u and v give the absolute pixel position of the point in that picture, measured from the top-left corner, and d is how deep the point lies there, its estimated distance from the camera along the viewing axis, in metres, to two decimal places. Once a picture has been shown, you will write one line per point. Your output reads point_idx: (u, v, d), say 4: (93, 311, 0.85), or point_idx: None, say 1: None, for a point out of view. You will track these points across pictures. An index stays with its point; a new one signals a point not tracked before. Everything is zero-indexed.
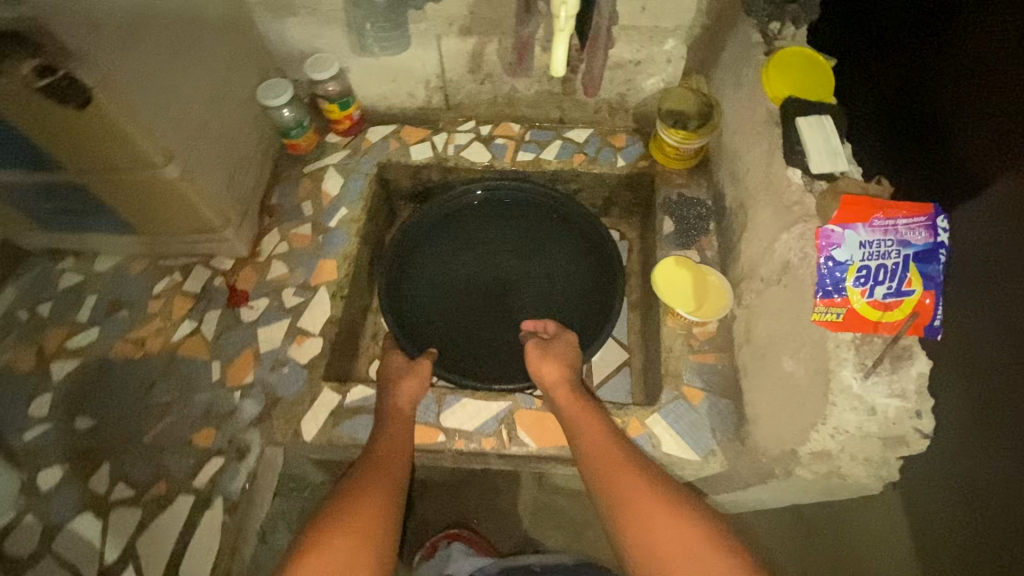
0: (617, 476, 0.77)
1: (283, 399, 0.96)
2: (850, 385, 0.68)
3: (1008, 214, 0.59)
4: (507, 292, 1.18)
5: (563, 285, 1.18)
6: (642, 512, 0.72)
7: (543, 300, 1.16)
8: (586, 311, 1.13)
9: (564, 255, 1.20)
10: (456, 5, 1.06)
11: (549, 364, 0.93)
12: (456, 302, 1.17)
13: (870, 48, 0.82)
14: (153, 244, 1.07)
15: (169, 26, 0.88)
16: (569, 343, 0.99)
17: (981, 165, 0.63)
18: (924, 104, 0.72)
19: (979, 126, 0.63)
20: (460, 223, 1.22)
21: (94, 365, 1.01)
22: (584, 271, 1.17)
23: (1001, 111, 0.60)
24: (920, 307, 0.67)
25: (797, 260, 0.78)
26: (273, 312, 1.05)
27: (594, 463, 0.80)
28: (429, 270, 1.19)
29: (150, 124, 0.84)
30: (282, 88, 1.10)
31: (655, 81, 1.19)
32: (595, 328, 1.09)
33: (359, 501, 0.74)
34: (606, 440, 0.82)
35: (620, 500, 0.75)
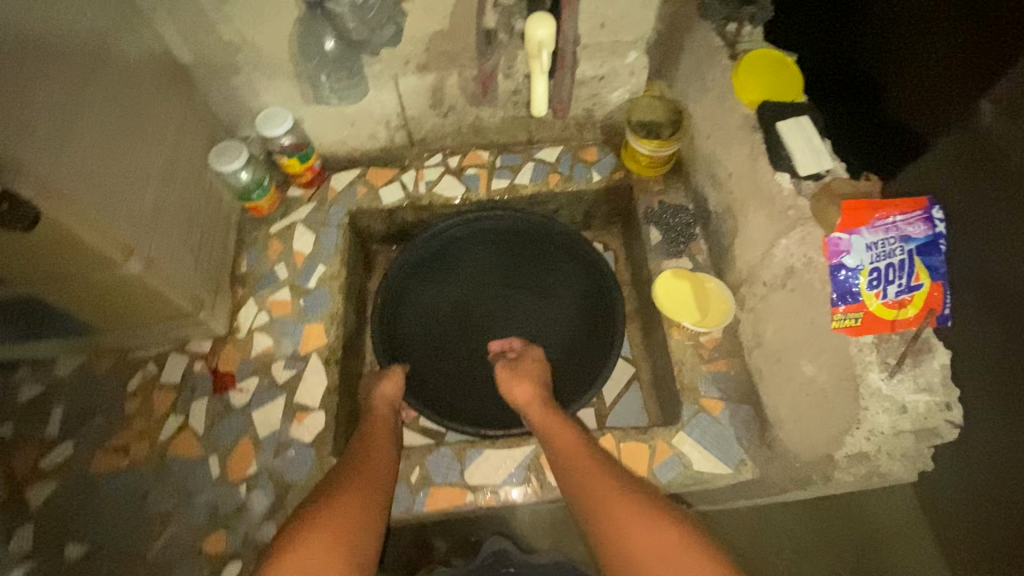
0: (593, 478, 0.77)
1: (294, 485, 0.90)
2: (879, 387, 0.71)
3: (971, 168, 0.68)
4: (504, 323, 1.16)
5: (563, 315, 1.16)
6: (618, 508, 0.73)
7: (545, 326, 1.16)
8: (590, 340, 1.12)
9: (554, 278, 1.19)
10: (411, 43, 1.01)
11: (522, 381, 0.94)
12: (455, 346, 1.14)
13: (826, 37, 0.85)
14: (120, 339, 0.99)
15: (108, 112, 0.81)
16: (537, 360, 1.00)
17: (917, 125, 0.71)
18: (859, 81, 0.80)
19: (917, 85, 0.70)
20: (443, 260, 1.19)
21: (75, 483, 0.92)
22: (581, 291, 1.16)
23: (939, 67, 0.67)
24: (930, 300, 0.70)
25: (801, 265, 0.78)
26: (265, 391, 0.98)
27: (572, 469, 0.81)
28: (421, 314, 1.16)
29: (103, 222, 0.76)
30: (236, 151, 1.03)
31: (620, 93, 1.18)
32: (604, 348, 1.08)
33: (341, 515, 0.72)
34: (583, 445, 0.83)
35: (598, 500, 0.75)
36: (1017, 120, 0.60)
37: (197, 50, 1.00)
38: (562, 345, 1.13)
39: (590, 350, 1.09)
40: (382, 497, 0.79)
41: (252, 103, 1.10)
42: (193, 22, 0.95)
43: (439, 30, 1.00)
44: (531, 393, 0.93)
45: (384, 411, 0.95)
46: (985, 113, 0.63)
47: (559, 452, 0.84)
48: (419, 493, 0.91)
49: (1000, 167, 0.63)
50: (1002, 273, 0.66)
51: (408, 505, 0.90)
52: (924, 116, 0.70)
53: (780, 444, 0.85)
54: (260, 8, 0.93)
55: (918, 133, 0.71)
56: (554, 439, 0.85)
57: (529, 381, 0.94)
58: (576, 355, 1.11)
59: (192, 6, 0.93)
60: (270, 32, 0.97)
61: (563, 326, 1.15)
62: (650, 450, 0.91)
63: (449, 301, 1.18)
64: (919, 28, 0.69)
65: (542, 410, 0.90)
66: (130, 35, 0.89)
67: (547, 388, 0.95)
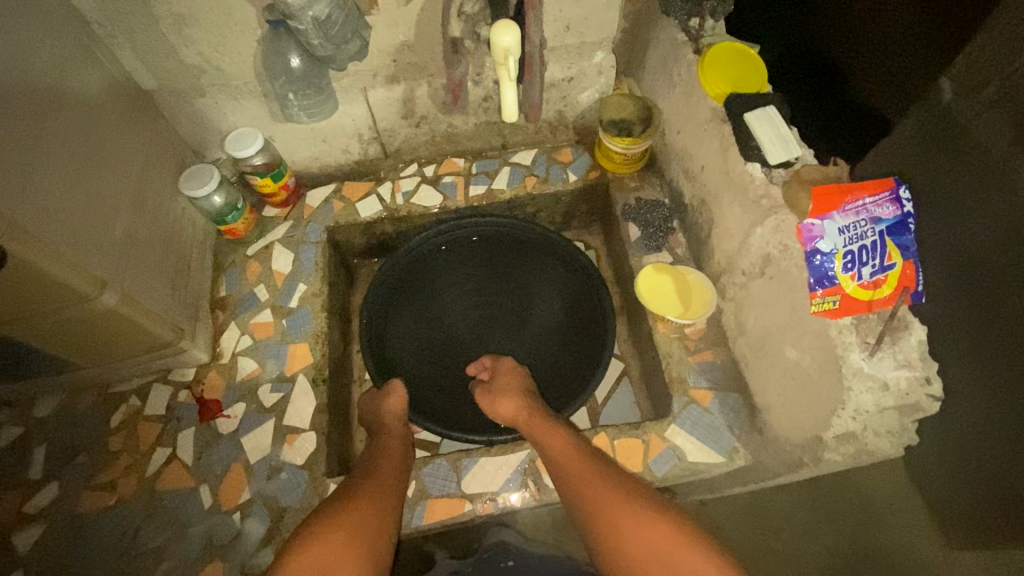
0: (583, 479, 0.79)
1: (289, 509, 0.89)
2: (861, 366, 0.69)
3: (923, 146, 0.70)
4: (493, 329, 1.16)
5: (549, 321, 1.17)
6: (609, 507, 0.74)
7: (535, 330, 1.16)
8: (580, 343, 1.12)
9: (540, 281, 1.19)
10: (378, 56, 1.01)
11: (501, 396, 0.95)
12: (443, 356, 1.14)
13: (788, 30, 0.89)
14: (101, 373, 0.97)
15: (71, 144, 0.79)
16: (510, 371, 1.00)
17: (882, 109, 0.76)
18: (822, 71, 0.84)
19: (880, 71, 0.75)
20: (425, 273, 1.18)
21: (63, 525, 0.90)
22: (568, 294, 1.17)
23: (899, 55, 0.71)
24: (903, 279, 0.70)
25: (777, 253, 0.80)
26: (253, 416, 0.97)
27: (563, 472, 0.82)
28: (409, 326, 1.15)
29: (72, 256, 0.74)
30: (206, 175, 1.01)
31: (590, 93, 1.19)
32: (596, 349, 1.09)
33: (352, 521, 0.74)
34: (573, 445, 0.84)
35: (591, 500, 0.76)
36: (977, 94, 0.63)
37: (159, 74, 0.98)
38: (554, 347, 1.14)
39: (583, 352, 1.10)
40: (392, 507, 0.80)
41: (220, 125, 1.08)
42: (153, 47, 0.93)
43: (405, 41, 0.99)
44: (512, 402, 0.93)
45: (397, 423, 0.95)
46: (947, 90, 0.66)
47: (548, 457, 0.84)
48: (416, 507, 0.90)
49: (962, 143, 0.65)
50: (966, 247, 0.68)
51: (406, 520, 0.89)
52: (897, 101, 0.73)
53: (770, 428, 0.87)
54: (221, 29, 0.92)
55: (884, 116, 0.76)
56: (541, 444, 0.86)
57: (508, 395, 0.94)
58: (564, 358, 1.12)
59: (150, 31, 0.91)
60: (234, 52, 0.96)
61: (551, 330, 1.15)
62: (644, 445, 0.92)
63: (436, 312, 1.17)
64: (880, 20, 0.73)
65: (527, 417, 0.91)
66: (88, 63, 0.87)
67: (531, 394, 0.96)
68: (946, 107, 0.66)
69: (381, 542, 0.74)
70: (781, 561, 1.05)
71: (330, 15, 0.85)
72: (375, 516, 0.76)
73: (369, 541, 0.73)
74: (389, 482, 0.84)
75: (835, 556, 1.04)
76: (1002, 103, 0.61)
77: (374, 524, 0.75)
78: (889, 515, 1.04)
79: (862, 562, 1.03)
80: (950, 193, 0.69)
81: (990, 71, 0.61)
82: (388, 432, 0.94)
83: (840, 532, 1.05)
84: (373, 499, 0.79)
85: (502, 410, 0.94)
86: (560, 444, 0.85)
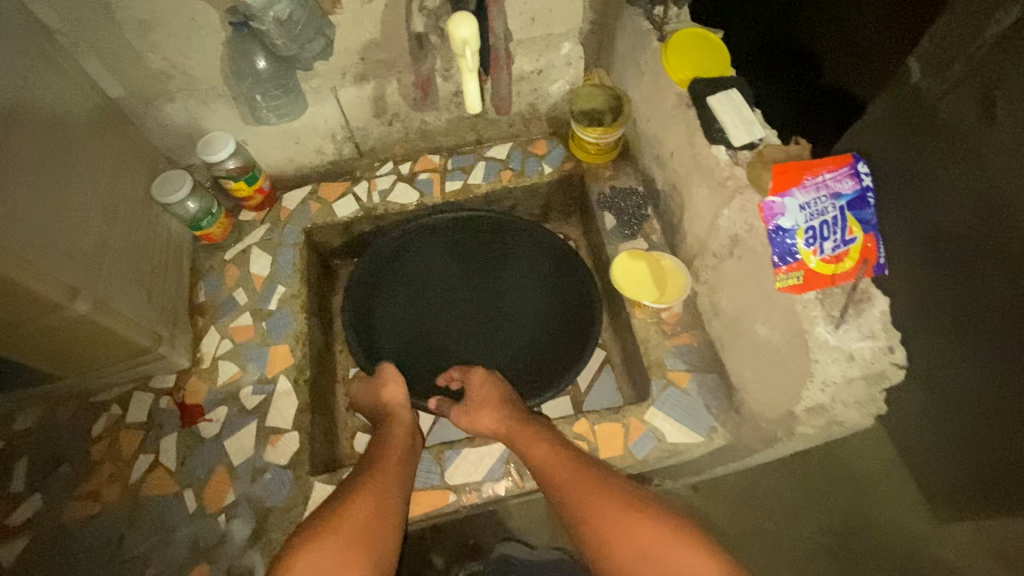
0: (572, 486, 0.80)
1: (274, 508, 0.89)
2: (826, 339, 0.71)
3: (899, 128, 0.75)
4: (476, 318, 1.16)
5: (533, 308, 1.17)
6: (599, 512, 0.76)
7: (520, 317, 1.16)
8: (561, 347, 1.11)
9: (523, 271, 1.19)
10: (345, 55, 1.01)
11: (481, 411, 0.93)
12: (427, 345, 1.14)
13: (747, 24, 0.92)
14: (81, 383, 0.96)
15: (35, 153, 0.78)
16: (487, 383, 0.98)
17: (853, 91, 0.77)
18: (787, 59, 0.86)
19: (849, 53, 0.76)
20: (412, 268, 1.18)
21: (47, 537, 0.89)
22: (551, 280, 1.17)
23: (864, 35, 0.73)
24: (866, 252, 0.72)
25: (744, 233, 0.81)
26: (235, 418, 0.97)
27: (549, 481, 0.82)
28: (392, 317, 1.15)
29: (42, 265, 0.74)
30: (180, 181, 1.01)
31: (560, 85, 1.20)
32: (581, 332, 1.10)
33: (355, 524, 0.75)
34: (560, 452, 0.84)
35: (581, 504, 0.78)
36: (946, 73, 0.68)
37: (125, 81, 0.98)
38: (539, 332, 1.14)
39: (569, 336, 1.11)
40: (400, 501, 0.81)
41: (191, 130, 1.08)
42: (117, 54, 0.93)
43: (372, 39, 1.00)
44: (492, 412, 0.92)
45: (404, 410, 0.95)
46: (915, 70, 0.71)
47: (535, 467, 0.84)
48: None
49: (933, 121, 0.72)
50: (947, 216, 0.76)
51: None
52: (864, 80, 0.76)
53: (747, 406, 0.88)
54: (186, 33, 0.92)
55: (856, 98, 0.78)
56: (525, 454, 0.86)
57: (489, 409, 0.92)
58: (543, 360, 1.11)
59: (113, 38, 0.91)
60: (201, 56, 0.96)
61: (530, 331, 1.14)
62: (624, 428, 0.93)
63: (419, 306, 1.17)
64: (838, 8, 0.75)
65: (508, 429, 0.89)
66: (52, 72, 0.87)
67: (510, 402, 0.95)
68: (915, 86, 0.72)
69: (385, 543, 0.76)
70: (772, 539, 1.21)
71: (292, 14, 0.85)
72: (378, 514, 0.77)
73: (374, 541, 0.75)
74: (393, 476, 0.83)
75: (824, 532, 1.20)
76: (970, 80, 0.66)
77: (375, 524, 0.76)
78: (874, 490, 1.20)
79: (849, 537, 1.19)
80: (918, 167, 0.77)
81: (962, 43, 0.64)
82: (395, 420, 0.93)
83: (829, 511, 1.21)
84: (377, 497, 0.79)
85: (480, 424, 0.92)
86: (547, 452, 0.84)
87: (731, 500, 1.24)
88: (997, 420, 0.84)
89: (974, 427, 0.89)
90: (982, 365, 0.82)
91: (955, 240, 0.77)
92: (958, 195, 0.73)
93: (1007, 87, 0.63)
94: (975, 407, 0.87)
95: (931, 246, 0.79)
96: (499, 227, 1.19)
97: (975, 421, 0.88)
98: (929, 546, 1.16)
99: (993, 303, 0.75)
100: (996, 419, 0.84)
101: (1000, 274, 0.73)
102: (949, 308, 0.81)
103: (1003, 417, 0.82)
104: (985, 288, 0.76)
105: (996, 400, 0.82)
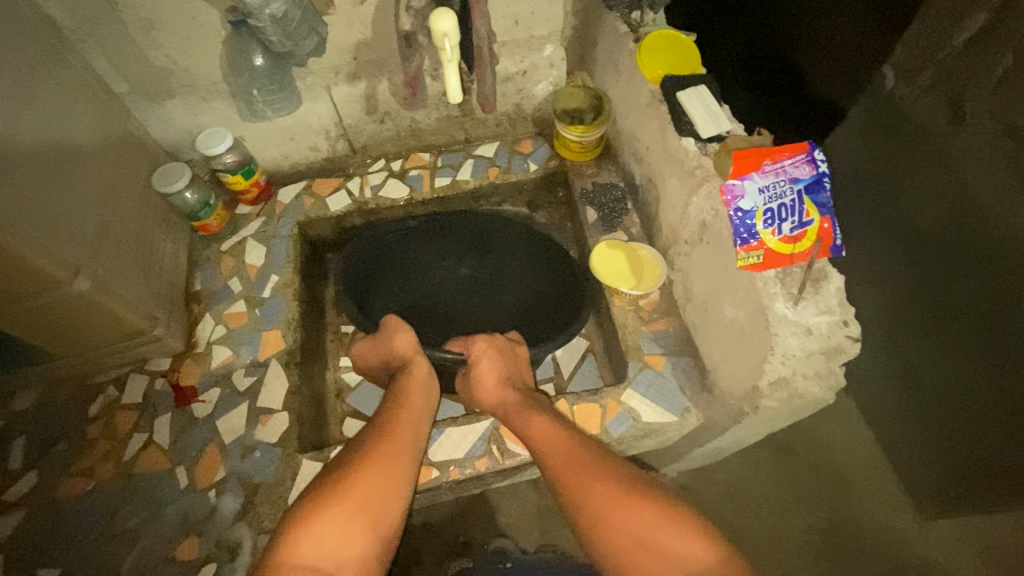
0: (566, 468, 0.82)
1: (262, 484, 0.93)
2: (785, 313, 0.75)
3: (872, 134, 0.85)
4: (467, 295, 1.22)
5: (517, 287, 1.22)
6: (593, 496, 0.78)
7: (507, 296, 1.22)
8: (547, 319, 1.15)
9: (507, 256, 1.22)
10: (338, 53, 1.08)
11: (487, 383, 0.96)
12: (422, 318, 1.20)
13: (714, 33, 1.00)
14: (79, 364, 1.00)
15: (41, 139, 0.83)
16: (496, 354, 0.99)
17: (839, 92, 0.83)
18: (757, 65, 0.93)
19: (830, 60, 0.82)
20: (403, 255, 1.20)
21: (42, 511, 0.92)
22: (533, 263, 1.20)
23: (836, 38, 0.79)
24: (822, 232, 0.76)
25: (710, 218, 0.86)
26: (227, 400, 1.00)
27: (543, 458, 0.85)
28: (391, 293, 1.20)
29: (47, 242, 0.79)
30: (179, 172, 1.06)
31: (544, 86, 1.26)
32: (565, 307, 1.13)
33: (364, 493, 0.77)
34: (558, 432, 0.87)
35: (574, 488, 0.80)
36: (917, 80, 0.76)
37: (129, 77, 1.04)
38: (526, 307, 1.20)
39: (554, 312, 1.14)
40: (410, 466, 0.83)
41: (191, 126, 1.14)
42: (122, 50, 0.99)
43: (362, 39, 1.06)
44: (494, 384, 0.95)
45: (421, 361, 0.98)
46: (890, 78, 0.79)
47: (538, 445, 0.86)
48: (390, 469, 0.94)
49: (910, 126, 0.80)
50: (924, 216, 0.83)
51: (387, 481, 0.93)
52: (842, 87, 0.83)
53: (718, 386, 0.92)
54: (188, 31, 0.98)
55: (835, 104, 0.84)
56: (523, 430, 0.89)
57: (496, 382, 0.95)
58: (535, 331, 1.15)
59: (118, 35, 0.97)
60: (202, 54, 1.02)
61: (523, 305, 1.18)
62: (601, 408, 0.96)
63: (416, 284, 1.22)
64: (807, 21, 0.82)
65: (516, 406, 0.93)
66: (60, 65, 0.92)
67: (513, 375, 0.98)
68: (891, 92, 0.80)
69: (392, 512, 0.78)
70: (760, 534, 1.23)
71: (288, 13, 0.91)
72: (386, 478, 0.80)
73: (381, 510, 0.78)
74: (403, 441, 0.85)
75: (812, 530, 1.22)
76: (940, 84, 0.74)
77: (382, 492, 0.79)
78: (861, 489, 1.23)
79: (835, 535, 1.21)
80: (898, 156, 0.84)
81: (934, 57, 0.72)
82: (412, 372, 0.96)
83: (815, 509, 1.24)
84: (387, 461, 0.82)
85: (482, 394, 0.96)
86: (553, 433, 0.86)
87: (719, 496, 1.28)
88: (969, 407, 0.87)
89: (952, 417, 0.91)
90: (953, 354, 0.86)
91: (926, 229, 0.83)
92: (936, 201, 0.80)
93: (973, 97, 0.71)
94: (950, 396, 0.90)
95: (905, 240, 0.87)
96: (489, 225, 1.19)
97: (952, 411, 0.91)
98: (915, 544, 1.17)
99: (962, 292, 0.80)
100: (971, 411, 0.87)
101: (984, 271, 0.76)
102: (927, 298, 0.87)
103: (975, 407, 0.85)
104: (955, 278, 0.81)
105: (966, 385, 0.85)
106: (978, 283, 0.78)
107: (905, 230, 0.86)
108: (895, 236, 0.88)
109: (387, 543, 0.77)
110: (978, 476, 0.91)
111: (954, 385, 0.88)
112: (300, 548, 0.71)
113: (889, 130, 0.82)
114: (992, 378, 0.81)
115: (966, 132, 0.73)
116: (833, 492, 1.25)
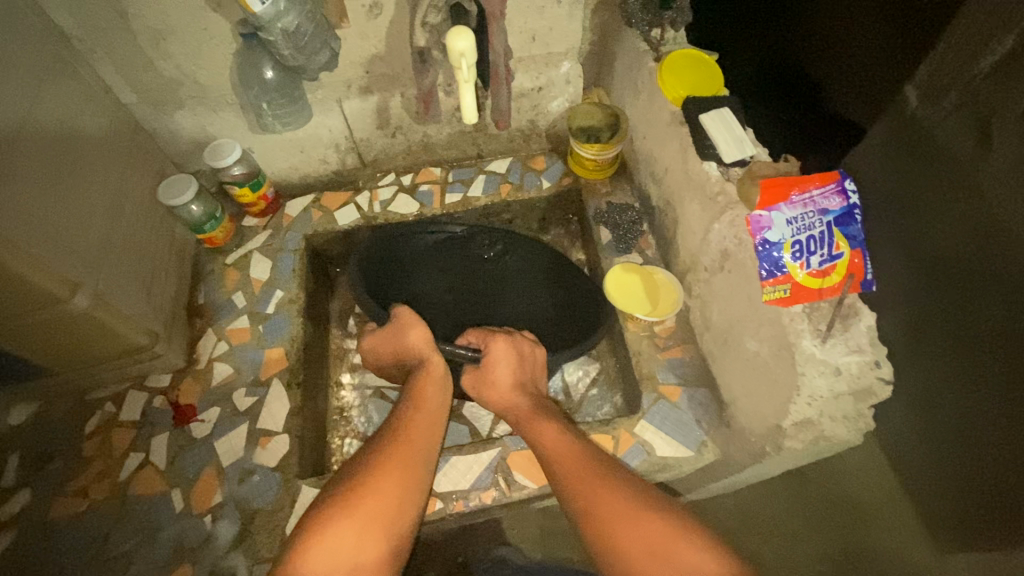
0: (578, 479, 0.77)
1: (261, 510, 0.89)
2: (813, 352, 0.72)
3: (881, 148, 0.79)
4: (490, 295, 1.15)
5: (534, 291, 1.14)
6: (605, 509, 0.73)
7: (527, 295, 1.14)
8: (568, 323, 1.09)
9: (519, 270, 1.15)
10: (351, 67, 1.06)
11: (496, 386, 0.90)
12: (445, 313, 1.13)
13: (733, 44, 0.96)
14: (77, 380, 0.98)
15: (46, 153, 0.81)
16: (510, 356, 0.91)
17: (855, 114, 0.78)
18: (778, 80, 0.88)
19: (850, 75, 0.76)
20: (413, 260, 1.13)
21: (33, 532, 0.90)
22: (545, 275, 1.13)
23: (861, 50, 0.73)
24: (852, 268, 0.72)
25: (734, 247, 0.82)
26: (227, 420, 0.97)
27: (554, 467, 0.80)
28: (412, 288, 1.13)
29: (47, 259, 0.77)
30: (185, 184, 1.03)
31: (559, 102, 1.23)
32: (583, 311, 1.06)
33: (376, 501, 0.73)
34: (569, 441, 0.82)
35: (585, 501, 0.75)
36: (940, 101, 0.69)
37: (137, 87, 1.02)
38: (548, 308, 1.12)
39: (573, 317, 1.08)
40: (424, 471, 0.80)
41: (199, 137, 1.12)
42: (131, 60, 0.97)
43: (376, 53, 1.04)
44: (508, 387, 0.90)
45: (436, 358, 0.92)
46: (912, 98, 0.72)
47: (548, 454, 0.82)
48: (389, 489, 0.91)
49: (933, 146, 0.73)
50: (938, 248, 0.77)
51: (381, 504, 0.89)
52: (861, 107, 0.77)
53: (736, 421, 0.88)
54: (197, 42, 0.96)
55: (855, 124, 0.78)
56: (533, 439, 0.85)
57: (507, 385, 0.90)
58: (559, 335, 1.09)
59: (128, 46, 0.95)
60: (212, 66, 1.00)
61: (528, 317, 1.13)
62: (613, 441, 0.92)
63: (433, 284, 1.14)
64: (828, 33, 0.77)
65: (528, 412, 0.88)
66: (67, 76, 0.90)
67: (528, 378, 0.92)
68: (913, 113, 0.73)
69: (404, 521, 0.75)
70: (769, 565, 1.18)
71: (299, 27, 0.89)
72: (399, 486, 0.76)
73: (393, 518, 0.74)
74: (417, 445, 0.81)
75: (822, 559, 1.17)
76: (967, 106, 0.67)
77: (394, 500, 0.74)
78: (878, 519, 1.17)
79: (846, 564, 1.16)
80: (911, 184, 0.78)
81: (958, 74, 0.66)
82: (427, 371, 0.90)
83: (828, 537, 1.19)
84: (400, 467, 0.77)
85: (495, 396, 0.91)
86: (565, 442, 0.82)
87: (728, 524, 1.23)
88: (987, 452, 0.82)
89: (971, 460, 0.87)
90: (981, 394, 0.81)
91: (947, 261, 0.77)
92: (955, 226, 0.74)
93: (1002, 117, 0.64)
94: (971, 439, 0.85)
95: (925, 271, 0.80)
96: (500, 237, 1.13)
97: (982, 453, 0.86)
98: None
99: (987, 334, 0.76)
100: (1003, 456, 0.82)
101: (1004, 299, 0.71)
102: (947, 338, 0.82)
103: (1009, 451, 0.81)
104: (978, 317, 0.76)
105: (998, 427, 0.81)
106: (1002, 316, 0.72)
107: (916, 263, 0.81)
108: (913, 259, 0.82)
109: (399, 553, 0.73)
110: (996, 520, 0.87)
111: (974, 429, 0.83)
112: (308, 562, 0.67)
113: (907, 150, 0.76)
114: (1013, 422, 0.76)
115: (992, 159, 0.67)
116: (849, 524, 1.19)
